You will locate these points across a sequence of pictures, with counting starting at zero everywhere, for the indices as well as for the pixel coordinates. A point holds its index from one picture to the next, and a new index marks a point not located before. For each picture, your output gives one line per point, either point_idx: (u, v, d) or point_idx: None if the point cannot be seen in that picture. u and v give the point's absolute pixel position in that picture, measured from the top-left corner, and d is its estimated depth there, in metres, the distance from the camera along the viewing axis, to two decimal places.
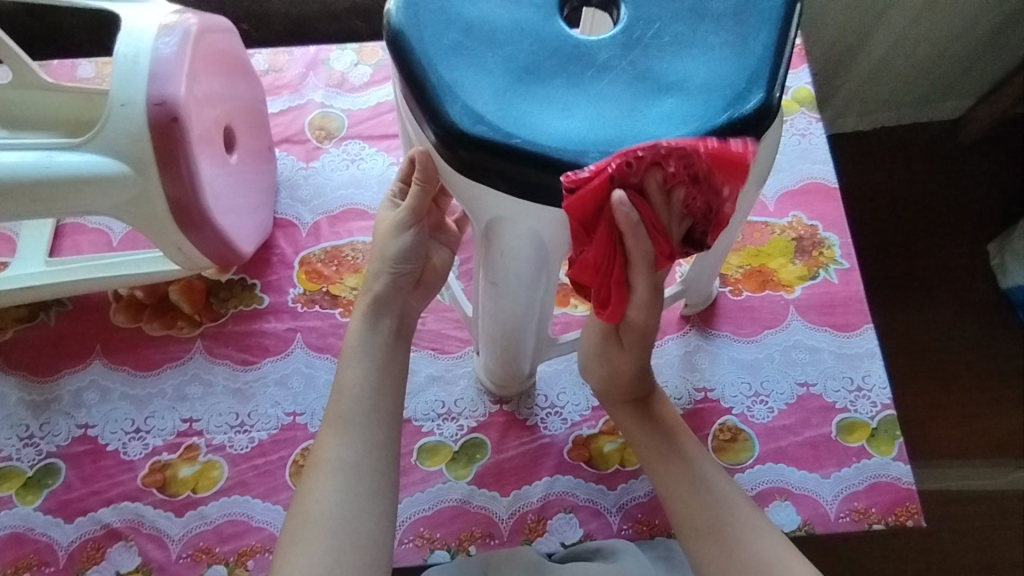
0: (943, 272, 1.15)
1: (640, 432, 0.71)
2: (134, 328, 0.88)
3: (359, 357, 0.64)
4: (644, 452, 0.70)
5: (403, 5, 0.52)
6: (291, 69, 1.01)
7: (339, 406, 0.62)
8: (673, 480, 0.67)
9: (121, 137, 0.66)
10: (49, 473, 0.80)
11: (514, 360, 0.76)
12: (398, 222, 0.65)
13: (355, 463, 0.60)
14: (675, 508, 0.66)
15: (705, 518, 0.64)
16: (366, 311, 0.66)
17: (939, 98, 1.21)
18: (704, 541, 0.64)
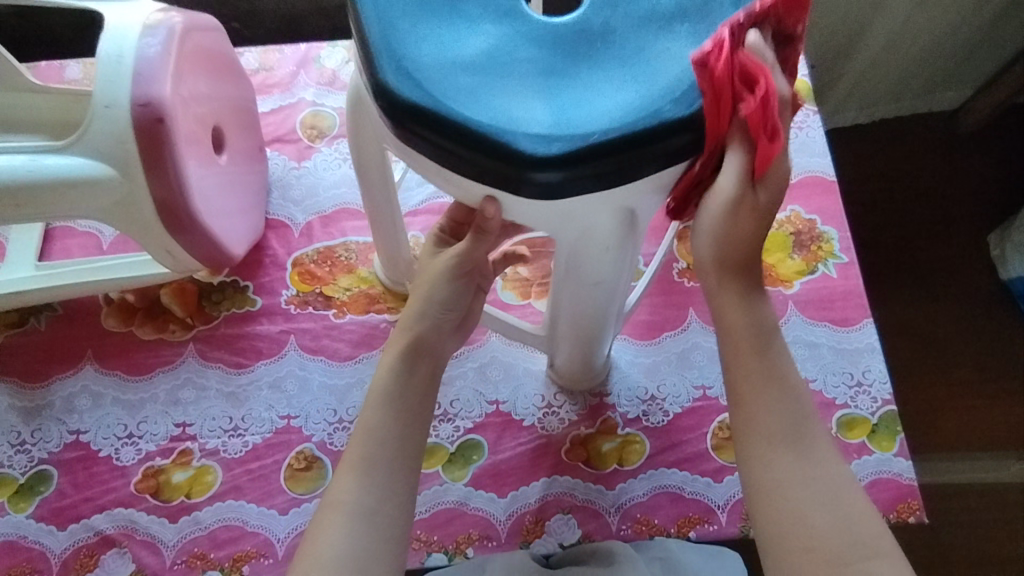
0: (943, 265, 1.14)
1: (743, 320, 0.56)
2: (126, 332, 0.87)
3: (387, 398, 0.59)
4: (735, 339, 0.56)
5: (394, 73, 0.50)
6: (281, 67, 1.00)
7: (359, 445, 0.57)
8: (762, 378, 0.55)
9: (106, 139, 0.65)
10: (42, 480, 0.79)
11: (592, 353, 0.76)
12: (451, 265, 0.63)
13: (374, 508, 0.54)
14: (749, 406, 0.55)
15: (785, 429, 0.54)
16: (404, 348, 0.62)
17: (937, 89, 1.20)
18: (773, 444, 0.54)
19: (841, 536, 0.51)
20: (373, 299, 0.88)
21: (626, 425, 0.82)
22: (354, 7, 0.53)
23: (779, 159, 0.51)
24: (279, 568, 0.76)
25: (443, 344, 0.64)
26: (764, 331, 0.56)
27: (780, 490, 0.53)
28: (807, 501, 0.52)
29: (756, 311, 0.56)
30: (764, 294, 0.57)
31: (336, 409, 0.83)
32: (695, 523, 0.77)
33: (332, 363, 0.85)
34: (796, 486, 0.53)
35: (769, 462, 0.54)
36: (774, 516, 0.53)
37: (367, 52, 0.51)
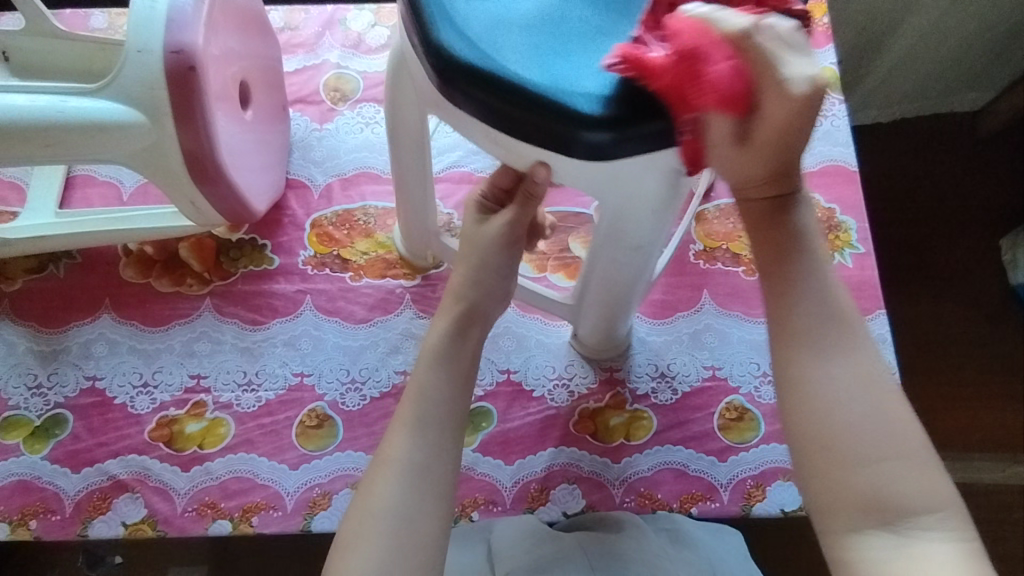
0: (954, 264, 1.14)
1: (767, 231, 0.54)
2: (144, 283, 0.87)
3: (438, 355, 0.60)
4: (760, 248, 0.55)
5: (451, 36, 0.52)
6: (307, 27, 0.99)
7: (412, 405, 0.57)
8: (792, 280, 0.53)
9: (137, 84, 0.65)
10: (57, 423, 0.81)
11: (615, 322, 0.78)
12: (502, 231, 0.63)
13: (424, 468, 0.54)
14: (780, 309, 0.53)
15: (820, 326, 0.51)
16: (456, 314, 0.62)
17: (963, 88, 1.19)
18: (802, 344, 0.51)
19: (881, 439, 0.48)
20: (390, 264, 0.88)
21: (634, 401, 0.83)
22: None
23: (767, 76, 0.47)
24: (288, 520, 0.77)
25: (492, 309, 0.65)
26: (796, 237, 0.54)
27: (814, 390, 0.50)
28: (838, 396, 0.49)
29: (786, 218, 0.54)
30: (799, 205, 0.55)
31: (349, 369, 0.84)
32: (698, 499, 0.79)
33: (347, 325, 0.86)
34: (829, 388, 0.49)
35: (799, 363, 0.50)
36: (804, 411, 0.49)
37: (421, 15, 0.53)
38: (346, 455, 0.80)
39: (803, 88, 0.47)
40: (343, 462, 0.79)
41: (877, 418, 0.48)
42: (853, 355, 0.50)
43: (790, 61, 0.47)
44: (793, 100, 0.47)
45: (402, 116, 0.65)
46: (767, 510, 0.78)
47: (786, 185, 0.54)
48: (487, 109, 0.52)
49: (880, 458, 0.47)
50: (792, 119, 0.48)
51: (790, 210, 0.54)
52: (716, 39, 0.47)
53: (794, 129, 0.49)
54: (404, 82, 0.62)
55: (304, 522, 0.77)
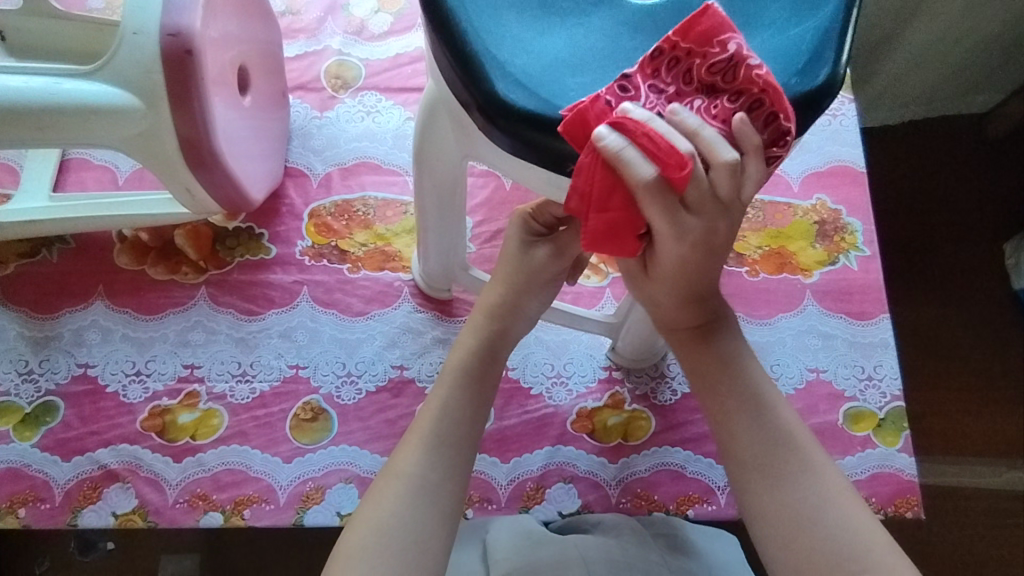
0: (959, 270, 1.13)
1: (698, 360, 0.57)
2: (139, 271, 0.86)
3: (459, 375, 0.58)
4: (696, 375, 0.58)
5: (504, 82, 0.49)
6: (309, 12, 0.97)
7: (430, 422, 0.55)
8: (728, 403, 0.55)
9: (132, 67, 0.63)
10: (48, 411, 0.79)
11: (658, 332, 0.77)
12: (548, 262, 0.62)
13: (436, 486, 0.52)
14: (727, 434, 0.55)
15: (768, 449, 0.53)
16: (488, 334, 0.61)
17: (973, 90, 1.17)
18: (751, 465, 0.53)
19: (841, 564, 0.49)
20: (388, 256, 0.87)
21: (633, 401, 0.82)
22: (443, 15, 0.49)
23: (661, 227, 0.45)
24: (280, 514, 0.76)
25: (521, 328, 0.64)
26: (725, 358, 0.57)
27: (767, 517, 0.51)
28: (804, 518, 0.50)
29: (713, 345, 0.57)
30: (728, 331, 0.58)
31: (345, 362, 0.83)
32: (695, 501, 0.78)
33: (344, 317, 0.84)
34: (778, 512, 0.51)
35: (753, 486, 0.53)
36: (766, 531, 0.51)
37: (465, 60, 0.49)
38: (341, 449, 0.79)
39: (692, 240, 0.47)
40: (337, 456, 0.78)
41: (835, 540, 0.49)
42: (801, 477, 0.52)
43: (690, 213, 0.45)
44: (687, 245, 0.48)
45: (436, 157, 0.61)
46: None
47: (709, 313, 0.57)
48: (554, 155, 0.49)
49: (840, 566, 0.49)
50: (688, 256, 0.49)
51: (718, 334, 0.57)
52: (612, 183, 0.44)
53: (703, 269, 0.51)
54: (438, 124, 0.58)
55: (296, 516, 0.76)
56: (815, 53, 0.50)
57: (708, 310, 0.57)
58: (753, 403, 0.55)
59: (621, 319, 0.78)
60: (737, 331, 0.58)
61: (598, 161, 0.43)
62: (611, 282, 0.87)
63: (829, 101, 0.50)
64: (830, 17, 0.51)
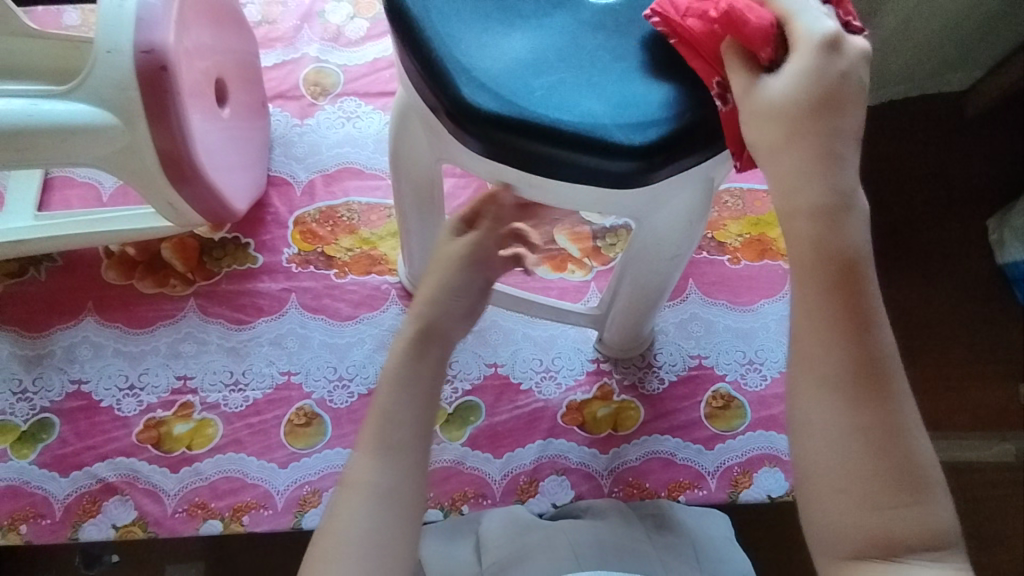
0: (942, 248, 1.14)
1: (818, 248, 0.44)
2: (127, 285, 0.87)
3: (398, 380, 0.58)
4: (804, 274, 0.45)
5: (471, 87, 0.50)
6: (284, 21, 0.98)
7: (375, 426, 0.56)
8: (835, 305, 0.44)
9: (107, 85, 0.64)
10: (44, 428, 0.80)
11: (639, 323, 0.78)
12: (465, 252, 0.60)
13: (390, 491, 0.54)
14: (810, 343, 0.45)
15: (858, 370, 0.44)
16: (413, 332, 0.59)
17: (949, 69, 1.18)
18: (834, 384, 0.44)
19: (906, 486, 0.43)
20: (375, 260, 0.88)
21: (621, 392, 0.83)
22: (408, 23, 0.51)
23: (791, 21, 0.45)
24: (278, 519, 0.77)
25: (455, 329, 0.62)
26: (844, 257, 0.44)
27: (823, 433, 0.44)
28: (868, 450, 0.43)
29: (840, 234, 0.44)
30: (855, 212, 0.44)
31: (336, 367, 0.84)
32: (685, 487, 0.79)
33: (333, 322, 0.85)
34: (857, 429, 0.44)
35: (825, 405, 0.44)
36: (811, 450, 0.45)
37: (433, 67, 0.50)
38: (335, 452, 0.80)
39: (834, 39, 0.44)
40: (332, 460, 0.79)
41: (904, 459, 0.44)
42: (887, 400, 0.44)
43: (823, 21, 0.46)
44: (822, 50, 0.44)
45: (410, 161, 0.63)
46: (754, 496, 0.79)
47: (837, 189, 0.43)
48: (523, 154, 0.50)
49: (892, 503, 0.43)
50: (822, 80, 0.43)
51: (846, 219, 0.44)
52: None
53: (831, 101, 0.43)
54: (410, 129, 0.60)
55: (294, 520, 0.77)
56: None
57: (832, 178, 0.44)
58: (865, 313, 0.44)
59: (604, 312, 0.79)
60: (864, 218, 0.45)
61: None
62: (595, 276, 0.88)
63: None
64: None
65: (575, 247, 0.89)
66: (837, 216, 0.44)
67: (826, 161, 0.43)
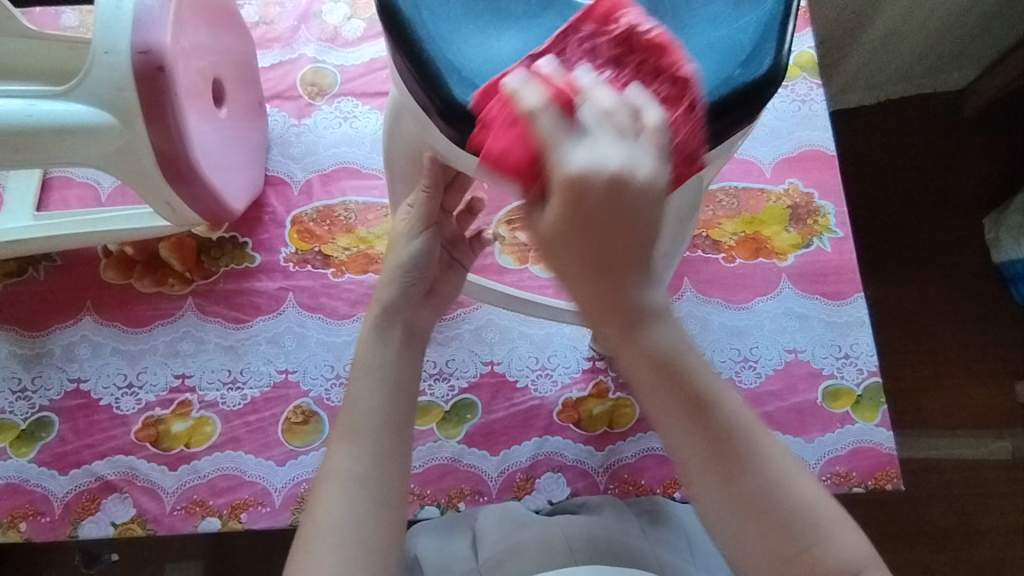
0: (937, 246, 1.15)
1: (635, 362, 0.47)
2: (125, 284, 0.87)
3: (370, 367, 0.57)
4: (643, 389, 0.47)
5: (463, 88, 0.50)
6: (282, 21, 0.98)
7: (353, 413, 0.54)
8: (674, 406, 0.47)
9: (105, 86, 0.64)
10: (43, 426, 0.81)
11: None
12: (408, 227, 0.64)
13: (368, 476, 0.52)
14: (670, 444, 0.48)
15: (710, 454, 0.46)
16: (372, 317, 0.61)
17: (944, 69, 1.18)
18: (703, 475, 0.47)
19: (799, 537, 0.46)
20: (372, 259, 0.88)
21: (616, 389, 0.84)
22: (400, 24, 0.51)
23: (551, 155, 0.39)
24: (276, 516, 0.78)
25: (419, 314, 0.63)
26: (661, 356, 0.46)
27: (718, 517, 0.47)
28: (755, 522, 0.46)
29: (646, 340, 0.46)
30: (659, 309, 0.46)
31: (333, 365, 0.84)
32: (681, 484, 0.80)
33: (330, 321, 0.86)
34: (732, 508, 0.46)
35: (706, 494, 0.47)
36: (723, 532, 0.47)
37: (424, 68, 0.51)
38: None
39: (582, 173, 0.38)
40: None
41: (784, 516, 0.46)
42: (749, 471, 0.46)
43: (598, 132, 0.39)
44: (567, 186, 0.38)
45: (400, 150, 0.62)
46: None
47: (636, 297, 0.45)
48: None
49: (800, 549, 0.46)
50: (576, 216, 0.39)
51: (651, 324, 0.46)
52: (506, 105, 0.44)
53: (617, 224, 0.39)
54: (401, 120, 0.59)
55: (292, 517, 0.78)
56: (755, 47, 0.52)
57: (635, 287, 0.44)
58: (699, 399, 0.47)
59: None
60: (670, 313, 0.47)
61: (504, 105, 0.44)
62: None
63: (768, 92, 0.52)
64: (769, 12, 0.53)
65: None
66: (641, 324, 0.46)
67: (612, 276, 0.43)
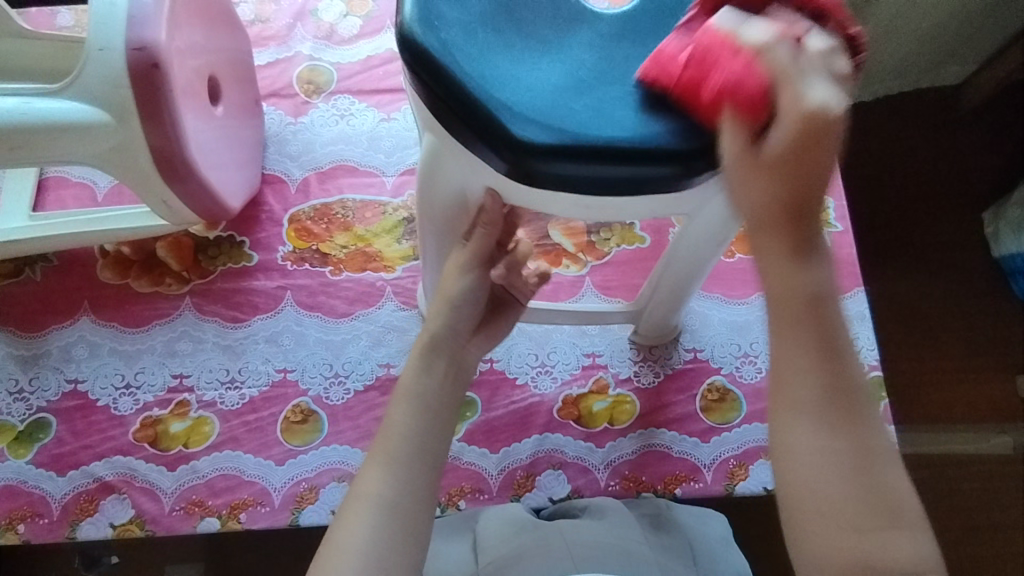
0: (938, 241, 1.15)
1: (791, 282, 0.45)
2: (122, 285, 0.87)
3: (409, 396, 0.59)
4: (776, 309, 0.46)
5: (515, 118, 0.47)
6: (278, 19, 0.98)
7: (390, 440, 0.56)
8: (806, 343, 0.45)
9: (100, 84, 0.64)
10: (40, 427, 0.80)
11: (671, 313, 0.79)
12: (460, 263, 0.62)
13: (394, 504, 0.53)
14: (783, 376, 0.45)
15: (829, 395, 0.44)
16: (422, 348, 0.62)
17: (943, 63, 1.18)
18: (806, 415, 0.44)
19: (881, 513, 0.43)
20: (370, 257, 0.88)
21: (616, 385, 0.83)
22: (431, 61, 0.47)
23: (786, 89, 0.42)
24: (275, 516, 0.78)
25: (467, 347, 0.63)
26: (814, 284, 0.45)
27: (802, 461, 0.44)
28: (837, 479, 0.43)
29: (804, 271, 0.45)
30: (820, 248, 0.46)
31: (332, 363, 0.84)
32: (682, 480, 0.80)
33: (329, 320, 0.85)
34: (830, 463, 0.44)
35: (795, 431, 0.44)
36: (793, 474, 0.44)
37: (466, 103, 0.47)
38: (332, 449, 0.80)
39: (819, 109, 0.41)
40: (328, 456, 0.80)
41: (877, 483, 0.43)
42: (856, 426, 0.44)
43: (818, 74, 0.43)
44: (803, 117, 0.41)
45: (433, 187, 0.57)
46: (750, 489, 0.79)
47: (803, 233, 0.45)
48: (574, 181, 0.49)
49: (873, 525, 0.43)
50: (796, 147, 0.42)
51: (810, 261, 0.45)
52: (723, 43, 0.45)
53: (807, 158, 0.42)
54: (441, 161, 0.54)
55: (291, 517, 0.77)
56: None
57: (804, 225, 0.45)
58: (835, 348, 0.45)
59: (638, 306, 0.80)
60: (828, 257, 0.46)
61: (718, 38, 0.45)
62: (589, 270, 0.88)
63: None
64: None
65: (569, 242, 0.89)
66: (800, 256, 0.45)
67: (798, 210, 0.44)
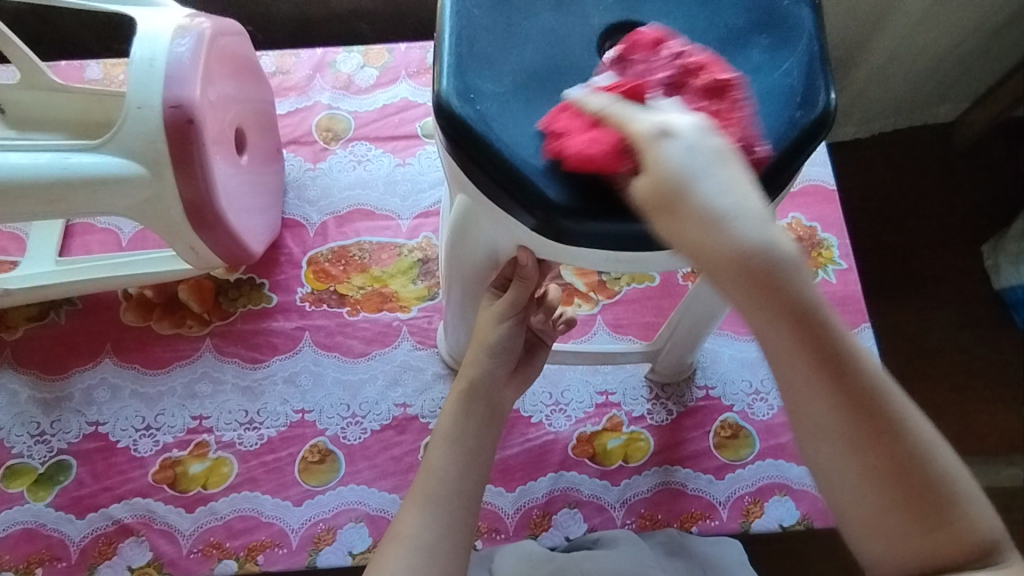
0: (941, 275, 1.17)
1: (770, 314, 0.41)
2: (144, 327, 0.89)
3: (449, 441, 0.59)
4: (775, 351, 0.43)
5: (542, 180, 0.49)
6: (298, 71, 1.02)
7: (427, 482, 0.57)
8: (805, 373, 0.42)
9: (137, 138, 0.67)
10: (61, 470, 0.81)
11: (687, 352, 0.80)
12: (495, 312, 0.63)
13: (433, 546, 0.54)
14: (802, 419, 0.43)
15: (856, 419, 0.42)
16: (458, 395, 0.62)
17: (938, 103, 1.22)
18: (839, 449, 0.43)
19: (943, 517, 0.42)
20: (386, 298, 0.90)
21: (630, 423, 0.85)
22: (465, 131, 0.50)
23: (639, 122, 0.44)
24: (293, 558, 0.78)
25: (499, 393, 0.64)
26: (796, 309, 0.41)
27: (857, 510, 0.43)
28: (896, 515, 0.42)
29: (785, 288, 0.41)
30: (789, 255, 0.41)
31: (349, 404, 0.85)
32: (697, 518, 0.80)
33: (346, 359, 0.87)
34: (865, 496, 0.43)
35: (836, 474, 0.43)
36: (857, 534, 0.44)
37: (496, 168, 0.50)
38: (349, 489, 0.81)
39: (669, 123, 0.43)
40: (346, 496, 0.80)
41: (923, 486, 0.42)
42: (894, 441, 0.42)
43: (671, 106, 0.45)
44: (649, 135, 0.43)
45: (465, 242, 0.60)
46: (766, 526, 0.80)
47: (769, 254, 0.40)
48: (603, 238, 0.50)
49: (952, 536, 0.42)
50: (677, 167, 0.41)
51: (787, 273, 0.41)
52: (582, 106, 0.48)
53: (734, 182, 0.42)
54: (472, 218, 0.57)
55: (309, 559, 0.78)
56: (806, 89, 0.52)
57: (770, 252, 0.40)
58: (838, 362, 0.42)
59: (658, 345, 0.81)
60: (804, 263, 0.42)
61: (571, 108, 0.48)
62: (601, 309, 0.90)
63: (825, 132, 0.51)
64: (807, 52, 0.53)
65: (581, 282, 0.91)
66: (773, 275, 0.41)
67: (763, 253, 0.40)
